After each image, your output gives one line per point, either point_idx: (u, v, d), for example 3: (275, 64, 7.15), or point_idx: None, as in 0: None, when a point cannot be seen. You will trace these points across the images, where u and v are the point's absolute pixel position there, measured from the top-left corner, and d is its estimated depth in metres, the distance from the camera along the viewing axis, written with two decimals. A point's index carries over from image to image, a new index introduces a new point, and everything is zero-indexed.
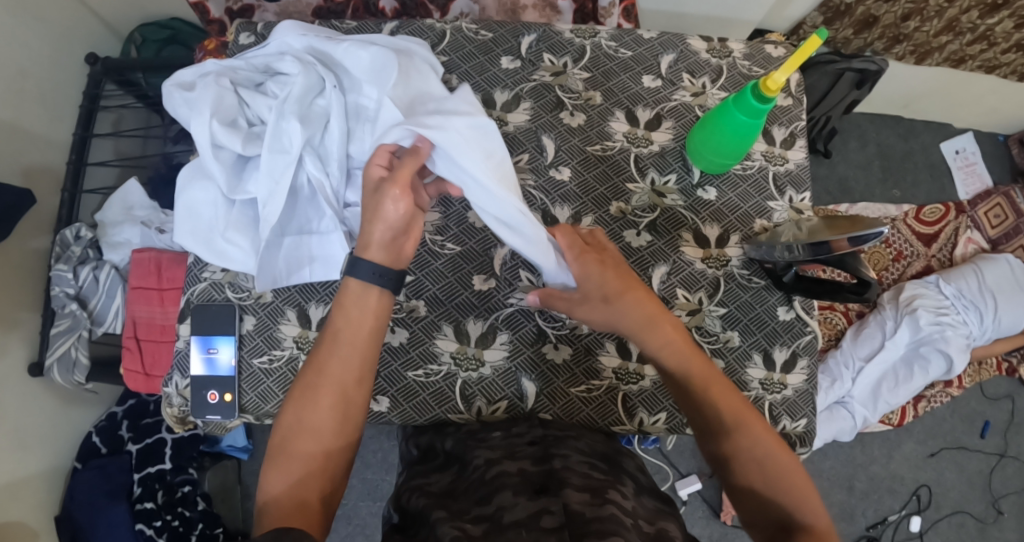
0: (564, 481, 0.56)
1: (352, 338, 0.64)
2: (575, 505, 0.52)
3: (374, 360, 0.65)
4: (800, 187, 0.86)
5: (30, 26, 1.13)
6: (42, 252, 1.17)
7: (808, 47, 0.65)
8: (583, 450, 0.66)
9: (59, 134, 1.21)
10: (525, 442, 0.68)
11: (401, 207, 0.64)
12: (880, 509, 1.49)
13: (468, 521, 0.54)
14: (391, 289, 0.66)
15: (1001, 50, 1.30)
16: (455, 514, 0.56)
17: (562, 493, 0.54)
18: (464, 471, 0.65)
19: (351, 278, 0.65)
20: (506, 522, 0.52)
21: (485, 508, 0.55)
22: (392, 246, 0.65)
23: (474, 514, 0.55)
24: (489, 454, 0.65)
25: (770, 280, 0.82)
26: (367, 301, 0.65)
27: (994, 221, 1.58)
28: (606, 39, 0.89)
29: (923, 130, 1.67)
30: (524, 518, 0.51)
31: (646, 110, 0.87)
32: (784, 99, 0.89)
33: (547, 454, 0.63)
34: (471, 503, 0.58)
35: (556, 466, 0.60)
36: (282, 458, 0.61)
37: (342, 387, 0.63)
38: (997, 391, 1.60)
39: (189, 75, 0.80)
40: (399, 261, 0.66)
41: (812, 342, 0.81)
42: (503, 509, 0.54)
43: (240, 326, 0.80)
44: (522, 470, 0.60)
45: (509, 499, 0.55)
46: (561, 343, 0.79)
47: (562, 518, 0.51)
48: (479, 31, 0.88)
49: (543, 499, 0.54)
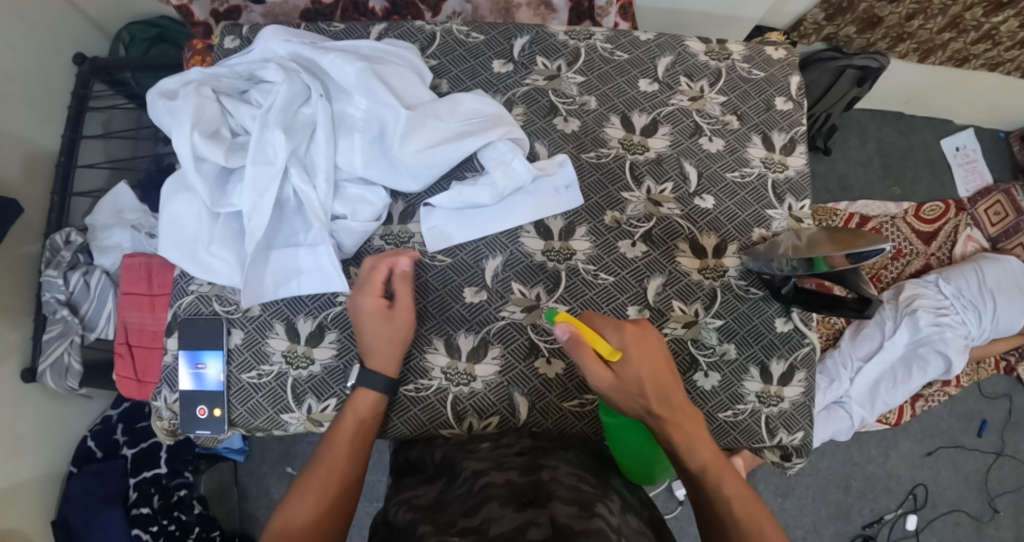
0: (551, 493, 0.55)
1: (353, 433, 0.69)
2: (562, 518, 0.51)
3: (368, 439, 0.70)
4: (799, 194, 0.84)
5: (16, 28, 1.10)
6: (32, 257, 1.15)
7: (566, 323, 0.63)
8: (572, 462, 0.65)
9: (48, 137, 1.19)
10: (514, 452, 0.67)
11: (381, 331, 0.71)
12: (876, 508, 1.49)
13: (454, 534, 0.53)
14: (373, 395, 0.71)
15: (1006, 49, 1.27)
16: (442, 527, 0.54)
17: (550, 505, 0.53)
18: (453, 482, 0.63)
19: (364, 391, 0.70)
20: (491, 535, 0.50)
21: (471, 520, 0.54)
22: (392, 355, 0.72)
23: (460, 526, 0.54)
24: (477, 465, 0.64)
25: (768, 291, 0.81)
26: (361, 400, 0.70)
27: (993, 218, 1.55)
28: (602, 41, 0.87)
29: (924, 127, 1.64)
30: (510, 530, 0.50)
31: (642, 115, 0.84)
32: (784, 104, 0.87)
33: (536, 465, 0.62)
34: (457, 514, 0.56)
35: (543, 478, 0.58)
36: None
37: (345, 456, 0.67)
38: (994, 389, 1.59)
39: (171, 84, 0.77)
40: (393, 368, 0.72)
41: (809, 355, 0.80)
42: (489, 520, 0.53)
43: (228, 340, 0.78)
44: (510, 481, 0.59)
45: (495, 510, 0.54)
46: (553, 357, 0.77)
47: (548, 530, 0.49)
48: (470, 33, 0.86)
49: (529, 512, 0.52)
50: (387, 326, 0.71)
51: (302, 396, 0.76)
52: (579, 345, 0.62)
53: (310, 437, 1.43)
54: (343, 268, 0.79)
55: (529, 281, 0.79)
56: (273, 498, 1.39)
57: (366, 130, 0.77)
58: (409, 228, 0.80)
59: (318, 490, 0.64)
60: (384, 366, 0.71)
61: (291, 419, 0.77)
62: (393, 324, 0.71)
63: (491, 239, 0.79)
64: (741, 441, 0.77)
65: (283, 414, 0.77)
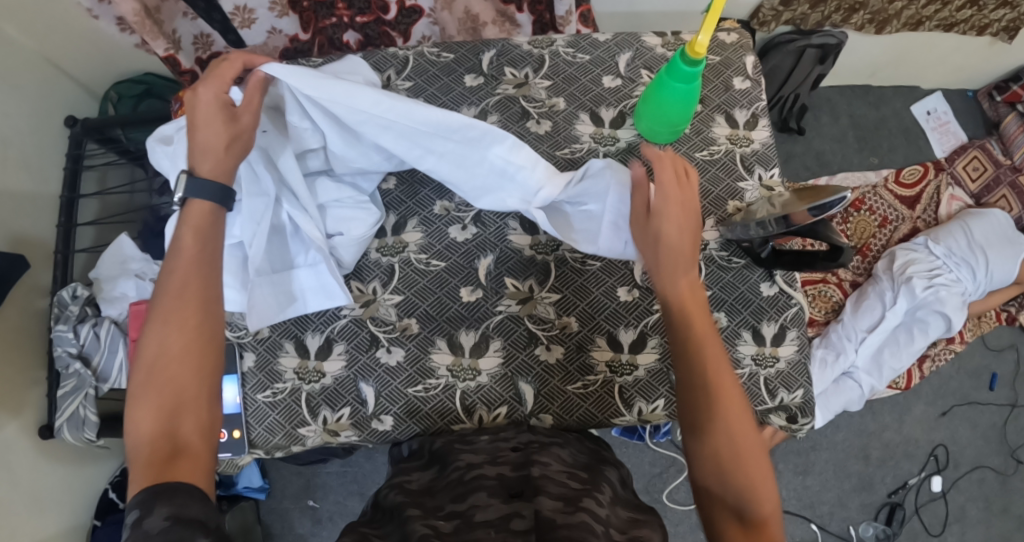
0: (539, 488, 0.58)
1: (209, 250, 0.67)
2: (546, 512, 0.54)
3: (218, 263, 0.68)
4: (767, 165, 0.88)
5: (10, 96, 1.15)
6: (42, 317, 1.19)
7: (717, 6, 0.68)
8: (565, 460, 0.67)
9: (46, 197, 1.23)
10: (510, 446, 0.70)
11: (213, 136, 0.69)
12: (899, 474, 1.50)
13: (441, 517, 0.56)
14: (210, 199, 0.68)
15: (957, 8, 1.34)
16: (429, 511, 0.58)
17: (536, 499, 0.56)
18: (444, 470, 0.67)
19: (195, 198, 0.68)
20: (476, 521, 0.54)
21: (459, 505, 0.58)
22: (208, 152, 0.69)
23: (448, 510, 0.58)
24: (471, 457, 0.67)
25: (750, 258, 0.85)
26: (194, 208, 0.68)
27: (973, 174, 1.62)
28: (564, 46, 0.92)
29: (892, 96, 1.70)
30: (495, 518, 0.54)
31: (609, 110, 0.89)
32: (743, 84, 0.92)
33: (529, 460, 0.64)
34: (446, 499, 0.60)
35: (534, 474, 0.61)
36: (150, 392, 0.60)
37: (198, 291, 0.65)
38: (999, 341, 1.62)
39: (167, 129, 0.83)
40: (209, 157, 0.69)
41: (798, 313, 0.83)
42: (476, 507, 0.56)
43: (241, 363, 0.81)
44: (501, 475, 0.62)
45: (482, 499, 0.57)
46: (552, 343, 0.81)
47: (532, 521, 0.52)
48: (440, 53, 0.92)
49: (515, 503, 0.56)
50: (229, 124, 0.70)
51: (317, 409, 0.79)
52: (705, 27, 0.70)
53: (328, 468, 1.44)
54: (344, 281, 0.83)
55: (521, 275, 0.83)
56: (298, 532, 1.41)
57: (301, 128, 0.79)
58: (402, 239, 0.85)
59: (180, 320, 0.63)
60: (202, 159, 0.69)
61: (307, 432, 0.79)
62: (232, 120, 0.71)
63: (481, 240, 0.85)
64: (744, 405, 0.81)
65: (300, 428, 0.79)
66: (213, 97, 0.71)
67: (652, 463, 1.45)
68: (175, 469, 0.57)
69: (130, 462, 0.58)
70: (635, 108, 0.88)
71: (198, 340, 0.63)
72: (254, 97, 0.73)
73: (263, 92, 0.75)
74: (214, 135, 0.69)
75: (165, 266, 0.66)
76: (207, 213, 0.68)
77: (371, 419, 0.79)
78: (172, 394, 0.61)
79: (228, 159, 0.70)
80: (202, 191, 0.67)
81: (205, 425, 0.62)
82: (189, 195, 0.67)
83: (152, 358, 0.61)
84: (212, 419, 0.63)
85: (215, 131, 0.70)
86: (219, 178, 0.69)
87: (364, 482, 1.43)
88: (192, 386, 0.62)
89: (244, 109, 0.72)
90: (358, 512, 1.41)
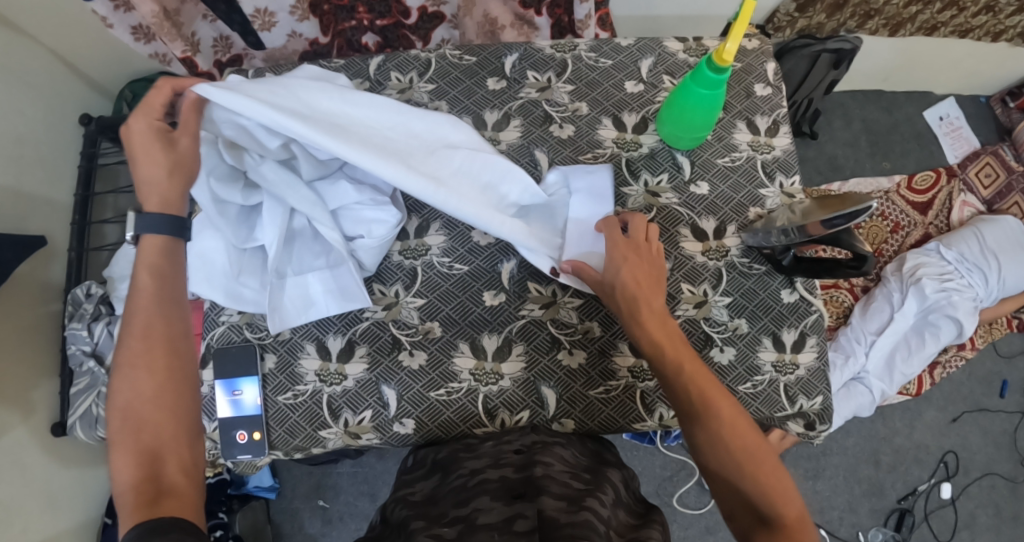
0: (542, 489, 0.58)
1: (172, 288, 0.71)
2: (548, 512, 0.54)
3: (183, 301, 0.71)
4: (789, 171, 0.88)
5: (25, 94, 1.15)
6: (55, 316, 1.18)
7: (745, 11, 0.68)
8: (567, 460, 0.67)
9: (61, 195, 1.24)
10: (513, 449, 0.69)
11: (156, 170, 0.72)
12: (909, 480, 1.50)
13: (445, 524, 0.56)
14: (159, 231, 0.71)
15: (972, 14, 1.35)
16: (433, 520, 0.58)
17: (539, 500, 0.56)
18: (448, 478, 0.67)
19: (148, 234, 0.71)
20: (478, 523, 0.54)
21: (462, 510, 0.58)
22: (156, 188, 0.72)
23: (451, 516, 0.58)
24: (475, 463, 0.67)
25: (770, 265, 0.85)
26: (147, 244, 0.71)
27: (986, 181, 1.62)
28: (586, 50, 0.93)
29: (905, 102, 1.70)
30: (497, 521, 0.54)
31: (632, 115, 0.90)
32: (764, 90, 0.92)
33: (531, 461, 0.64)
34: (450, 506, 0.60)
35: (536, 474, 0.61)
36: (127, 437, 0.62)
37: (164, 331, 0.68)
38: (1010, 348, 1.62)
39: None
40: (157, 193, 0.72)
41: (818, 321, 0.83)
42: (478, 510, 0.56)
43: (262, 365, 0.81)
44: (503, 477, 0.62)
45: (485, 502, 0.57)
46: (575, 348, 0.81)
47: (534, 522, 0.52)
48: (463, 56, 0.92)
49: (517, 505, 0.55)
50: (168, 153, 0.72)
51: (339, 411, 0.79)
52: (732, 37, 0.71)
53: (340, 468, 1.44)
54: (366, 284, 0.83)
55: (544, 279, 0.83)
56: (309, 532, 1.41)
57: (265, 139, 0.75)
58: (425, 242, 0.85)
59: (148, 362, 0.66)
60: (149, 196, 0.72)
61: (329, 434, 0.79)
62: (169, 148, 0.72)
63: (504, 244, 0.85)
64: (764, 410, 0.81)
65: (321, 430, 0.79)
66: (145, 127, 0.72)
67: (663, 466, 1.45)
68: (162, 507, 0.58)
69: (115, 509, 0.59)
70: (657, 114, 0.88)
71: (169, 382, 0.66)
72: (189, 123, 0.74)
73: (200, 113, 0.75)
74: (151, 170, 0.72)
75: (128, 309, 0.68)
76: (160, 247, 0.71)
77: (392, 422, 0.79)
78: (150, 438, 0.63)
79: (177, 192, 0.73)
80: (150, 225, 0.70)
81: (188, 465, 0.63)
82: (140, 233, 0.70)
83: (124, 405, 0.64)
84: (194, 459, 0.65)
85: (156, 166, 0.72)
86: (169, 209, 0.72)
87: (375, 483, 1.43)
88: (170, 428, 0.64)
89: (181, 132, 0.73)
90: (368, 513, 1.41)
